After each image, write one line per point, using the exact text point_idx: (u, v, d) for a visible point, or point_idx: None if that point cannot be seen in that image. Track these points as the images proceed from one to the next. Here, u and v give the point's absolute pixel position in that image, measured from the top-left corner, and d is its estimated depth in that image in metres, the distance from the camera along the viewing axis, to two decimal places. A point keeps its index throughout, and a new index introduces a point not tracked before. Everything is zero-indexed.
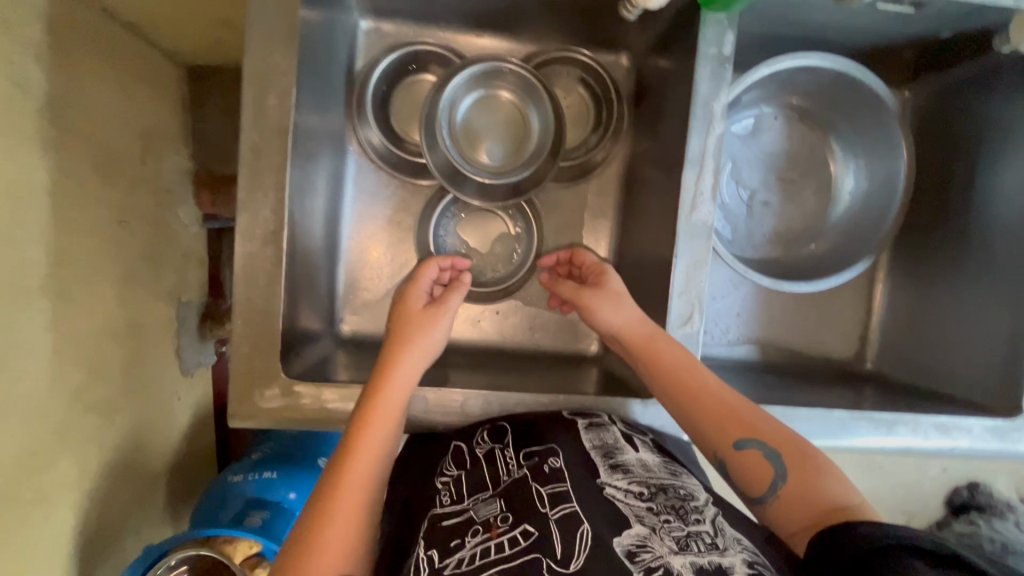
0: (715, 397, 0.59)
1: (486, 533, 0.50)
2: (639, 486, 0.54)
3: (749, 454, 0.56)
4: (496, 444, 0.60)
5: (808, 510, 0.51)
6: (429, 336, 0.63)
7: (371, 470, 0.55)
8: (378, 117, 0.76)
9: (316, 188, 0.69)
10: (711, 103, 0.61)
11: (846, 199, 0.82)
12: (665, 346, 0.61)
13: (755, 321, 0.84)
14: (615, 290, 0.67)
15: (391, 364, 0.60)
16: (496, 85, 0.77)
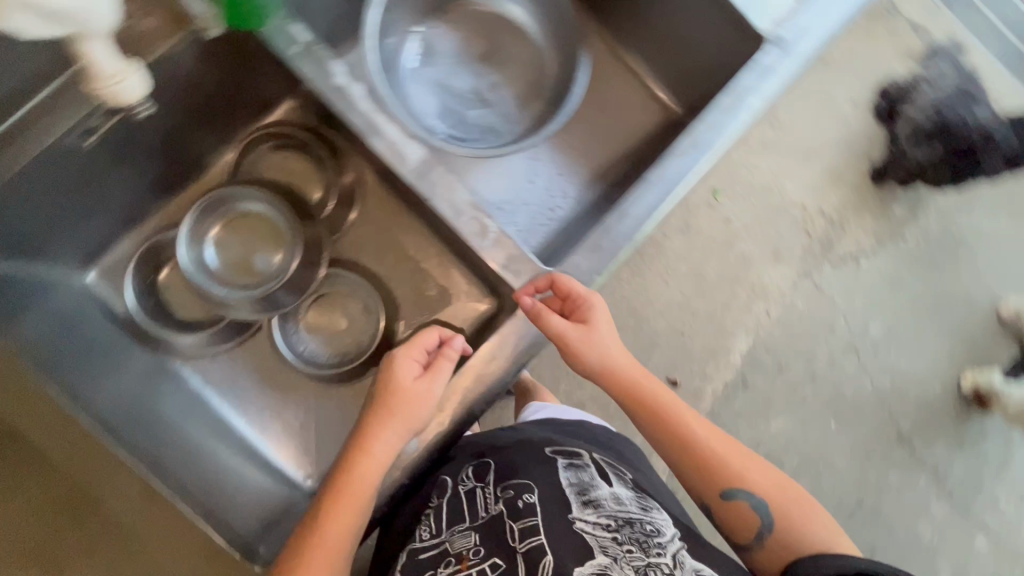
0: (721, 459, 0.71)
1: (459, 564, 0.64)
2: (608, 519, 0.63)
3: (736, 501, 0.69)
4: (478, 482, 0.72)
5: (794, 553, 0.66)
6: (416, 411, 0.63)
7: (335, 542, 0.61)
8: (169, 327, 0.76)
9: (175, 421, 0.69)
10: (333, 81, 0.60)
11: (536, 26, 0.85)
12: (649, 387, 0.72)
13: (574, 165, 0.88)
14: (601, 329, 0.68)
15: (371, 443, 0.63)
16: (206, 221, 0.74)
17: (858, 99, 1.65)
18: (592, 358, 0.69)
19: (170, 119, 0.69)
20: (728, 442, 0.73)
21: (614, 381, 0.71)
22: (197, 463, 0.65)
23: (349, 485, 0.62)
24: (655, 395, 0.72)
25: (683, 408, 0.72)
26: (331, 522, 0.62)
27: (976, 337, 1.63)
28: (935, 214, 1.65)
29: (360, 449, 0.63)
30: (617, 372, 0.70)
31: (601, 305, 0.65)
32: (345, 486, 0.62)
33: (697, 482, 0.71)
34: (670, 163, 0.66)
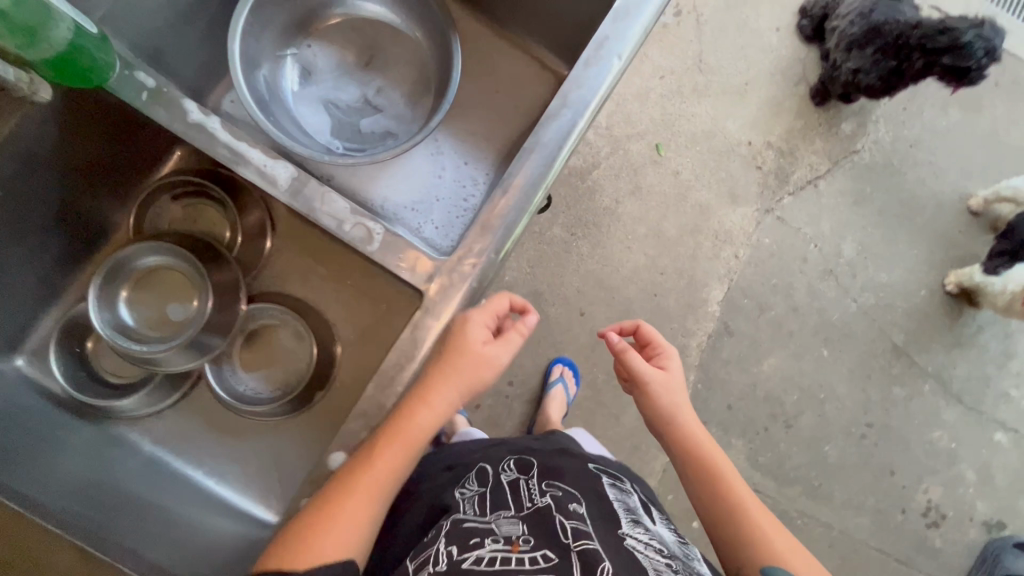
0: (806, 554, 0.65)
1: (508, 546, 0.57)
2: (655, 544, 0.62)
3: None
4: (520, 477, 0.72)
5: None
6: (482, 377, 0.66)
7: (387, 479, 0.62)
8: (106, 395, 0.76)
9: (124, 484, 0.70)
10: (187, 117, 0.59)
11: (407, 24, 0.84)
12: (735, 474, 0.71)
13: (479, 151, 0.88)
14: (676, 383, 0.77)
15: (433, 396, 0.64)
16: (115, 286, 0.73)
17: (782, 24, 1.62)
18: (663, 400, 0.75)
19: (54, 191, 0.68)
20: (790, 539, 0.66)
21: (680, 436, 0.75)
22: (151, 521, 0.66)
23: (409, 434, 0.63)
24: (717, 458, 0.72)
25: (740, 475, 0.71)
26: (383, 468, 0.62)
27: (951, 236, 1.60)
28: (884, 123, 1.62)
29: (422, 400, 0.64)
30: (684, 421, 0.75)
31: (672, 361, 0.78)
32: (404, 432, 0.63)
33: (734, 550, 0.66)
34: (545, 128, 0.64)
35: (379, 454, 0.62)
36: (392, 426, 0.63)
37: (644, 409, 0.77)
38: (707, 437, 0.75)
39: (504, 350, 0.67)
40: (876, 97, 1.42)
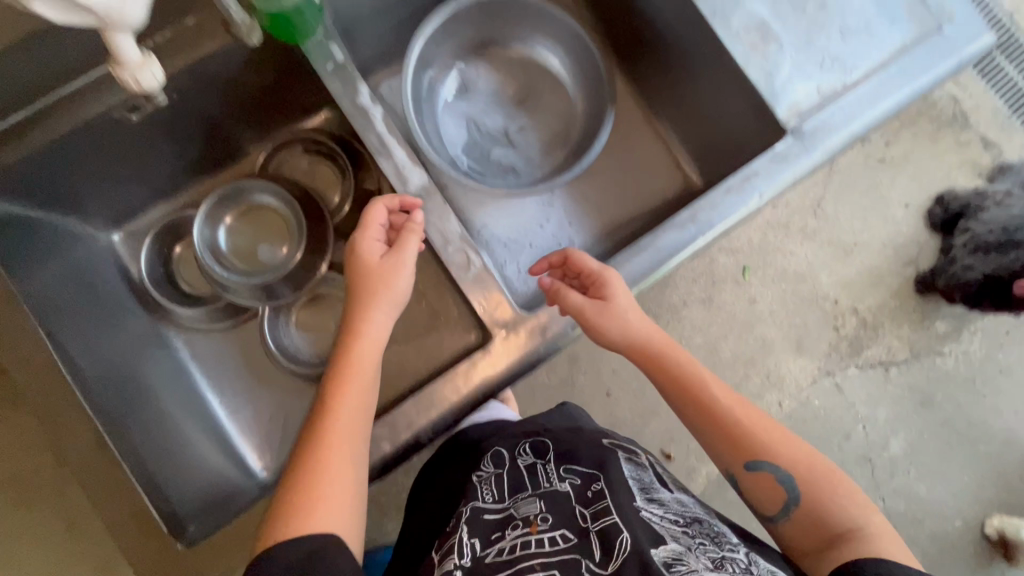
0: (774, 430, 0.67)
1: (527, 528, 0.60)
2: (674, 516, 0.63)
3: (762, 474, 0.65)
4: (536, 460, 0.73)
5: (819, 527, 0.62)
6: (391, 287, 0.64)
7: (348, 424, 0.61)
8: (171, 298, 0.80)
9: (151, 388, 0.74)
10: (357, 100, 0.63)
11: (570, 82, 0.88)
12: (710, 381, 0.69)
13: (586, 218, 0.89)
14: (622, 303, 0.65)
15: (363, 330, 0.64)
16: (219, 213, 0.78)
17: (912, 202, 1.57)
18: (614, 329, 0.67)
19: (217, 109, 0.74)
20: (770, 426, 0.67)
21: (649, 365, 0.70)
22: (160, 437, 0.69)
23: (353, 376, 0.63)
24: (690, 371, 0.69)
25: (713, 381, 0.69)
26: (340, 417, 0.61)
27: (1009, 478, 1.49)
28: (981, 336, 1.54)
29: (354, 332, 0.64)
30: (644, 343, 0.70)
31: (612, 277, 0.65)
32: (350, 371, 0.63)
33: (722, 458, 0.68)
34: (663, 233, 0.64)
35: (330, 407, 0.61)
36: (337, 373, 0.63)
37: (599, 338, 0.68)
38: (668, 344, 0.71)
39: (410, 247, 0.63)
40: (968, 306, 1.43)
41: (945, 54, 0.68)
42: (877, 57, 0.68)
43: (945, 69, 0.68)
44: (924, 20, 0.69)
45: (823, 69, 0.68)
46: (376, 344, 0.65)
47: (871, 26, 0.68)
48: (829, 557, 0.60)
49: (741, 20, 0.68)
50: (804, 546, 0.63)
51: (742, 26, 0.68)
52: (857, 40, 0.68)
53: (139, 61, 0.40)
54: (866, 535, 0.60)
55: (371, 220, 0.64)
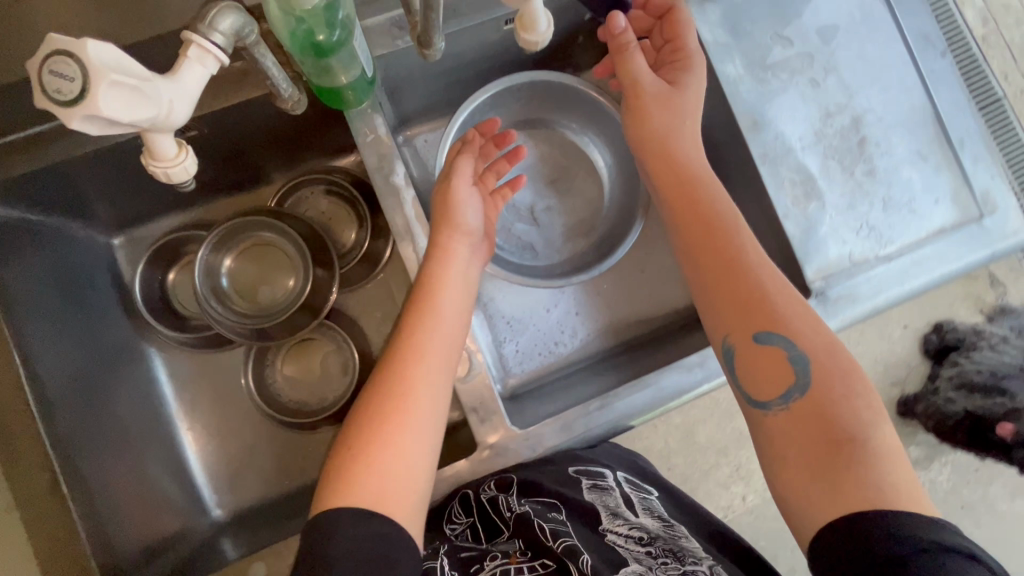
0: (799, 314, 0.58)
1: (505, 559, 0.56)
2: (637, 531, 0.60)
3: (771, 349, 0.57)
4: (500, 490, 0.63)
5: (825, 433, 0.53)
6: (454, 201, 0.65)
7: (425, 370, 0.57)
8: (155, 313, 0.76)
9: (121, 416, 0.70)
10: (391, 177, 0.62)
11: (608, 173, 0.87)
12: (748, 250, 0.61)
13: (594, 311, 0.87)
14: (685, 96, 0.65)
15: (446, 257, 0.62)
16: (220, 251, 0.76)
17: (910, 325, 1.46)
18: (656, 123, 0.66)
19: (244, 140, 0.71)
20: (799, 310, 0.59)
21: (672, 172, 0.66)
22: (117, 471, 0.66)
23: (432, 310, 0.60)
24: (724, 241, 0.62)
25: (747, 242, 0.62)
26: (415, 363, 0.57)
27: None
28: None
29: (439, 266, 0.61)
30: (683, 164, 0.66)
31: (685, 95, 0.65)
32: (430, 306, 0.60)
33: (726, 329, 0.60)
34: (668, 372, 0.64)
35: (406, 345, 0.58)
36: (418, 308, 0.60)
37: (643, 135, 0.68)
38: (704, 174, 0.66)
39: (466, 170, 0.67)
40: (937, 438, 1.35)
41: (980, 245, 0.68)
42: (916, 234, 0.68)
43: (976, 259, 0.68)
44: (966, 208, 0.68)
45: (860, 237, 0.67)
46: (459, 279, 0.63)
47: (915, 201, 0.68)
48: (828, 472, 0.51)
49: (789, 171, 0.67)
50: (795, 450, 0.54)
51: (789, 176, 0.67)
52: (898, 214, 0.68)
53: (177, 156, 0.39)
54: (880, 455, 0.51)
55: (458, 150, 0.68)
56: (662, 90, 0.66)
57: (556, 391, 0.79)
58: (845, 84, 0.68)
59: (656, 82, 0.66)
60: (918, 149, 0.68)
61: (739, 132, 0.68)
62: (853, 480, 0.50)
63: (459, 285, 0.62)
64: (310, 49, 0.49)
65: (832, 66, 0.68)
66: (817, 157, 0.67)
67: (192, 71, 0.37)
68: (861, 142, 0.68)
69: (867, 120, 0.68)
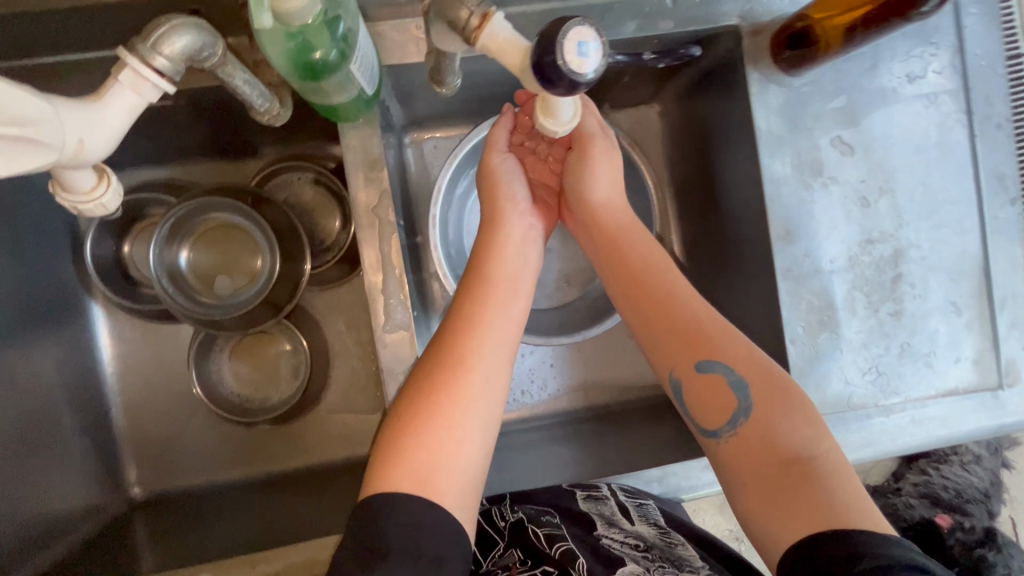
0: (744, 348, 0.56)
1: (507, 573, 0.57)
2: (634, 539, 0.60)
3: (712, 377, 0.56)
4: (495, 505, 0.69)
5: (772, 453, 0.52)
6: (497, 172, 0.65)
7: (488, 338, 0.55)
8: (102, 273, 0.69)
9: (44, 382, 0.65)
10: (375, 207, 0.55)
11: None
12: (674, 273, 0.62)
13: (570, 367, 0.82)
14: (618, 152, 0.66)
15: (500, 229, 0.62)
16: (182, 234, 0.70)
17: None
18: (601, 175, 0.65)
19: (229, 112, 0.64)
20: (737, 339, 0.57)
21: (601, 226, 0.66)
22: (25, 441, 0.62)
23: (493, 282, 0.58)
24: (663, 275, 0.62)
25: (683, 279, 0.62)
26: (472, 335, 0.54)
27: None
28: None
29: (496, 243, 0.62)
30: (609, 218, 0.65)
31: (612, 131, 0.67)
32: (492, 277, 0.59)
33: (672, 368, 0.59)
34: (624, 476, 0.66)
35: (462, 317, 0.56)
36: (474, 280, 0.59)
37: (577, 181, 0.66)
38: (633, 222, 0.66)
39: (501, 139, 0.65)
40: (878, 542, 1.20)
41: (987, 415, 0.63)
42: (924, 389, 0.62)
43: (979, 429, 0.62)
44: (987, 372, 0.62)
45: (864, 380, 0.61)
46: (517, 252, 0.62)
47: (934, 354, 0.62)
48: (785, 491, 0.50)
49: (810, 293, 0.61)
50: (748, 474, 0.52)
51: (807, 298, 0.61)
52: (911, 364, 0.62)
53: (94, 185, 0.43)
54: (835, 470, 0.50)
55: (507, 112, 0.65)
56: (598, 128, 0.65)
57: (509, 449, 0.75)
58: (897, 210, 0.61)
59: (592, 122, 0.65)
60: (954, 300, 0.62)
61: (766, 237, 0.61)
62: (804, 501, 0.49)
63: (515, 257, 0.62)
64: (301, 63, 0.43)
65: (888, 186, 0.61)
66: (844, 283, 0.61)
67: (120, 96, 0.41)
68: (896, 278, 0.61)
69: (909, 255, 0.62)
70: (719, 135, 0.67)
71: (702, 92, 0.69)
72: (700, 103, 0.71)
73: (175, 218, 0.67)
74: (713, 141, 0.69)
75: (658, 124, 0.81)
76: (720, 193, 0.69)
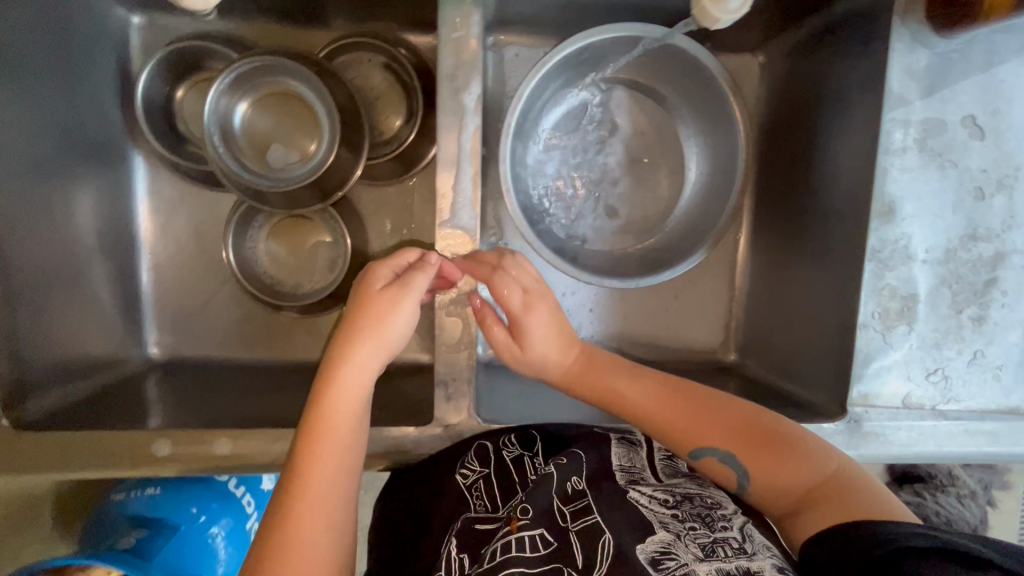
0: (727, 405, 0.59)
1: (508, 526, 0.48)
2: (664, 495, 0.52)
3: (710, 458, 0.56)
4: (525, 451, 0.57)
5: (791, 493, 0.53)
6: (388, 326, 0.53)
7: (336, 473, 0.50)
8: (151, 117, 0.65)
9: (77, 217, 0.63)
10: (461, 94, 0.53)
11: (692, 183, 0.74)
12: (641, 395, 0.60)
13: (610, 316, 0.77)
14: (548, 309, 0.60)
15: (339, 380, 0.52)
16: (240, 91, 0.66)
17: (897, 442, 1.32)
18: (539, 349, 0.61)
19: None
20: (703, 420, 0.57)
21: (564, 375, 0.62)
22: (53, 272, 0.59)
23: (326, 446, 0.50)
24: (605, 388, 0.61)
25: (643, 380, 0.61)
26: (316, 477, 0.50)
27: None
28: None
29: (336, 374, 0.52)
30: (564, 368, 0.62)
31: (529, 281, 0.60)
32: (321, 433, 0.51)
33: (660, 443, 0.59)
34: None
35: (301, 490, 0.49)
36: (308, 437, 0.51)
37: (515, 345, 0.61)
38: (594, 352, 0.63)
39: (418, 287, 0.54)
40: None
41: None
42: (985, 403, 0.59)
43: None
44: None
45: (926, 379, 0.58)
46: (362, 383, 0.53)
47: (1005, 368, 0.59)
48: (824, 509, 0.50)
49: (894, 280, 0.57)
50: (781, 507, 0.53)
51: (891, 284, 0.57)
52: (979, 374, 0.58)
53: None
54: (858, 480, 0.52)
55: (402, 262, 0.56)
56: (508, 339, 0.60)
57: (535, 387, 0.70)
58: (1011, 210, 0.56)
59: (502, 335, 0.60)
60: None
61: (863, 211, 0.57)
62: (829, 512, 0.49)
63: (361, 400, 0.52)
64: None
65: (1008, 181, 0.56)
66: (932, 276, 0.57)
67: None
68: (990, 282, 0.57)
69: (1010, 260, 0.57)
70: (831, 93, 0.61)
71: (816, 44, 0.64)
72: (815, 58, 0.64)
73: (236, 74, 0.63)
74: (821, 99, 0.63)
75: (757, 77, 0.73)
76: (817, 158, 0.64)
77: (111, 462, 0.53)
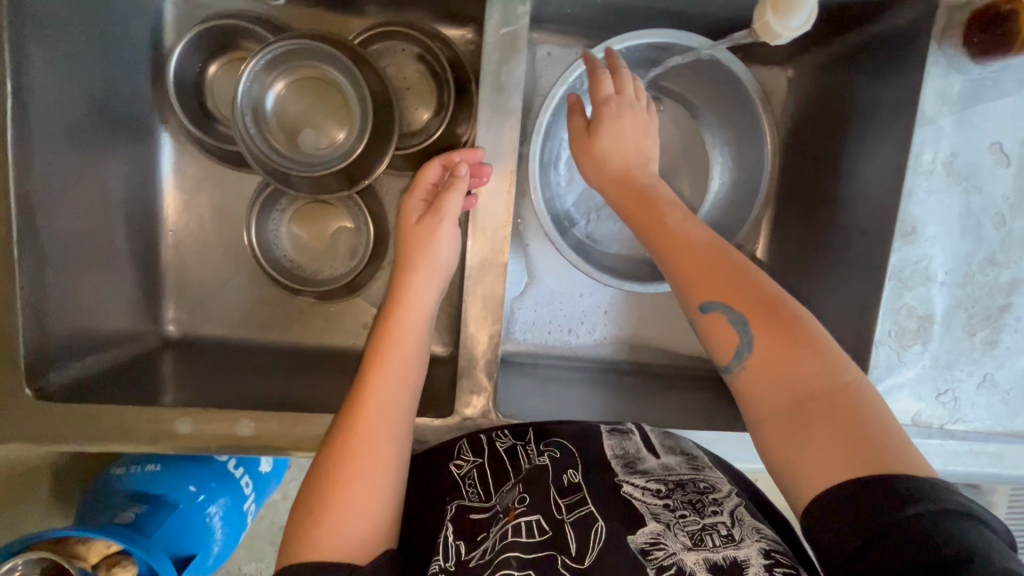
0: (762, 287, 0.48)
1: (505, 517, 0.50)
2: (657, 484, 0.51)
3: (711, 320, 0.48)
4: (518, 440, 0.57)
5: (788, 388, 0.44)
6: (432, 253, 0.59)
7: (393, 391, 0.54)
8: (182, 92, 0.65)
9: (102, 187, 0.62)
10: (504, 92, 0.55)
11: (714, 192, 0.75)
12: (681, 239, 0.52)
13: (624, 317, 0.78)
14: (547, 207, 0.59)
15: (400, 305, 0.58)
16: (274, 75, 0.66)
17: None
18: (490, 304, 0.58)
19: None
20: (732, 288, 0.48)
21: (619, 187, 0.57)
22: (80, 241, 0.59)
23: (388, 361, 0.55)
24: (653, 216, 0.54)
25: (700, 228, 0.53)
26: (377, 391, 0.53)
27: None
28: None
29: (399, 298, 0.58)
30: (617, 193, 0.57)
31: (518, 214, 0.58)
32: (380, 360, 0.55)
33: (674, 284, 0.51)
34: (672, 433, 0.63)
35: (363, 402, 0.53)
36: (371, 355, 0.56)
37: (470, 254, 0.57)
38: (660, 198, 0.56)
39: (448, 203, 0.58)
40: None
41: None
42: (990, 424, 0.60)
43: None
44: None
45: (936, 399, 0.59)
46: (421, 310, 0.58)
47: (1012, 392, 0.60)
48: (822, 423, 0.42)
49: (912, 300, 0.58)
50: (768, 406, 0.45)
51: (909, 304, 0.58)
52: (987, 397, 0.60)
53: None
54: (871, 402, 0.44)
55: (425, 180, 0.61)
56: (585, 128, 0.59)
57: (548, 382, 0.72)
58: None
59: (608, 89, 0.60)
60: None
61: (886, 231, 0.58)
62: (828, 424, 0.42)
63: (416, 322, 0.57)
64: None
65: None
66: (950, 298, 0.58)
67: None
68: (1004, 307, 0.59)
69: None
70: (859, 113, 0.62)
71: (846, 64, 0.65)
72: (846, 76, 0.65)
73: (267, 58, 0.63)
74: (848, 118, 0.64)
75: (786, 91, 0.74)
76: (841, 174, 0.65)
77: (133, 438, 0.54)
